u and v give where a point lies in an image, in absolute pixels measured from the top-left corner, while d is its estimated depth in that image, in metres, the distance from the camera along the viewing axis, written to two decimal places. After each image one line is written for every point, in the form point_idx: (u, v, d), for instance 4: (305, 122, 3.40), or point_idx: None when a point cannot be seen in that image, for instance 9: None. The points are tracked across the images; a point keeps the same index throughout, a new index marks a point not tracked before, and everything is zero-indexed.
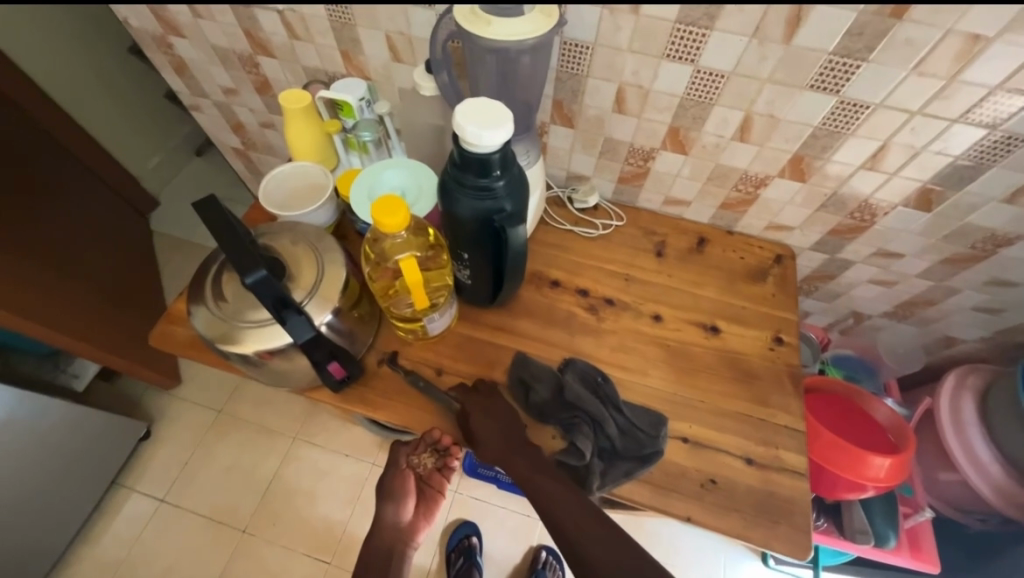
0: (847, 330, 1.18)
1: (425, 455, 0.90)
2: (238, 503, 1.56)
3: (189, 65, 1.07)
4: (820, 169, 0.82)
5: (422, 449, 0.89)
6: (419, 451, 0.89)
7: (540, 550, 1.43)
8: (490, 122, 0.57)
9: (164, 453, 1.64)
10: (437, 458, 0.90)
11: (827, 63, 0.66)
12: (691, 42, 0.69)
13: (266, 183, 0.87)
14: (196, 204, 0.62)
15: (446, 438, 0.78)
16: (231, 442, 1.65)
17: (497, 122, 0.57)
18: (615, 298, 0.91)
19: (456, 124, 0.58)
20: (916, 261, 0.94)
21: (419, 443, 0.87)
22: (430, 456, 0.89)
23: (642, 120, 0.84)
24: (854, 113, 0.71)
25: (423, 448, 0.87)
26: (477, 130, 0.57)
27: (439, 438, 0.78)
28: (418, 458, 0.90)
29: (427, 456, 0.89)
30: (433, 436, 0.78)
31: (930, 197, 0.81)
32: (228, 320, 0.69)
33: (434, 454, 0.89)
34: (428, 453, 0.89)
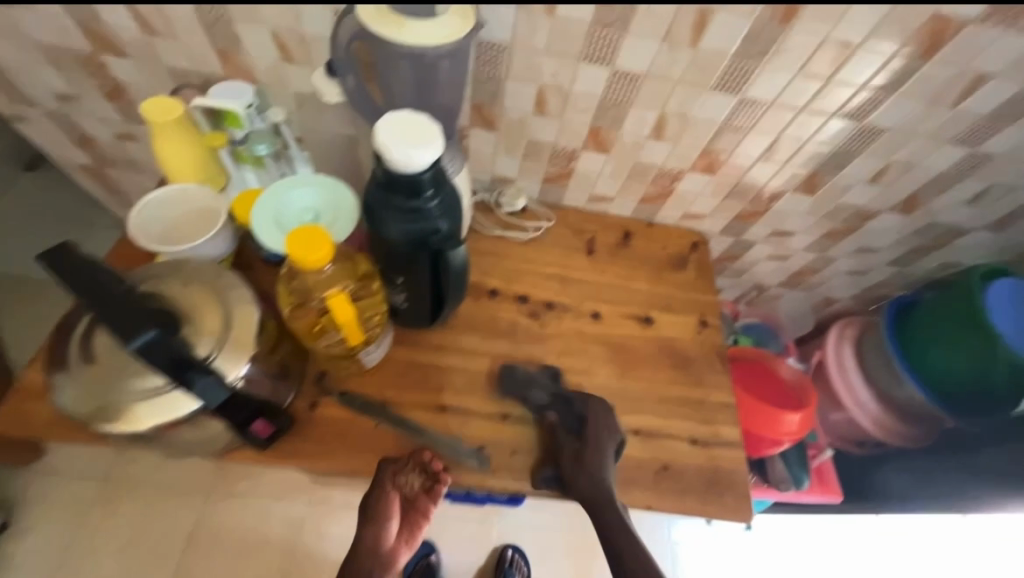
0: (751, 301, 1.32)
1: (412, 474, 0.72)
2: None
3: (3, 66, 0.85)
4: (726, 162, 0.88)
5: (410, 469, 0.72)
6: (407, 471, 0.72)
7: (506, 549, 1.41)
8: (418, 140, 0.52)
9: (35, 543, 1.34)
10: (427, 479, 0.73)
11: (729, 67, 0.71)
12: (607, 45, 0.70)
13: (135, 214, 0.72)
14: (41, 256, 0.48)
15: (438, 463, 0.72)
16: (125, 515, 1.39)
17: (427, 140, 0.52)
18: (554, 301, 0.91)
19: (379, 142, 0.52)
20: (804, 237, 1.06)
21: (406, 460, 0.72)
22: (419, 475, 0.73)
23: (564, 122, 0.83)
24: (754, 110, 0.78)
25: (411, 466, 0.72)
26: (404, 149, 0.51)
27: (427, 459, 0.72)
28: (404, 478, 0.72)
29: (416, 475, 0.72)
30: (421, 456, 0.72)
31: (814, 183, 0.91)
32: (108, 392, 0.55)
33: (424, 475, 0.73)
34: (416, 474, 0.72)
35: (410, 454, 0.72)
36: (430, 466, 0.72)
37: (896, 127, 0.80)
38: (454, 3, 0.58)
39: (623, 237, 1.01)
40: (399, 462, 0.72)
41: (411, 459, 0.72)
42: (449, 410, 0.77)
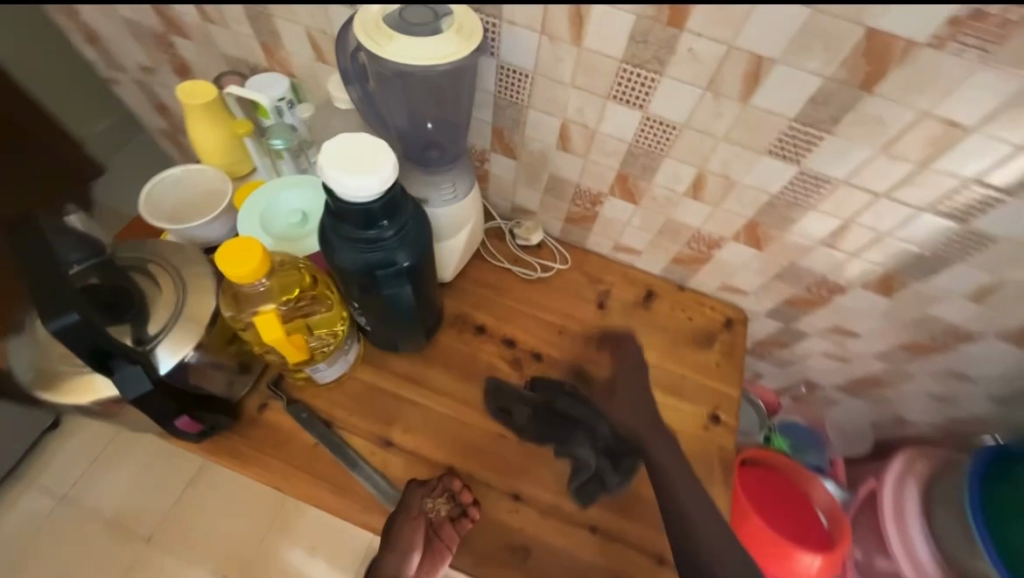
0: (799, 397, 1.11)
1: (439, 501, 0.68)
2: (147, 505, 1.30)
3: (99, 35, 0.94)
4: (778, 239, 0.73)
5: (437, 493, 0.68)
6: (434, 494, 0.68)
7: None
8: (358, 167, 0.47)
9: None
10: (454, 507, 0.68)
11: (788, 130, 0.58)
12: (640, 87, 0.60)
13: (150, 186, 0.75)
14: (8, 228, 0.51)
15: (467, 495, 0.69)
16: None
17: (370, 170, 0.46)
18: (543, 353, 0.81)
19: (320, 170, 0.47)
20: (873, 342, 0.87)
21: (435, 482, 0.69)
22: (446, 504, 0.68)
23: (589, 162, 0.74)
24: (818, 185, 0.63)
25: (439, 490, 0.68)
26: (338, 176, 0.46)
27: (457, 486, 0.69)
28: (430, 504, 0.68)
29: (442, 504, 0.68)
30: (450, 482, 0.69)
31: (891, 283, 0.74)
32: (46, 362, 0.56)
33: (452, 503, 0.68)
34: (444, 501, 0.68)
35: (440, 477, 0.69)
36: (458, 495, 0.68)
37: (1014, 237, 0.62)
38: (457, 21, 0.53)
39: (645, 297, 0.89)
40: (427, 484, 0.68)
41: (440, 482, 0.69)
42: (394, 447, 0.71)
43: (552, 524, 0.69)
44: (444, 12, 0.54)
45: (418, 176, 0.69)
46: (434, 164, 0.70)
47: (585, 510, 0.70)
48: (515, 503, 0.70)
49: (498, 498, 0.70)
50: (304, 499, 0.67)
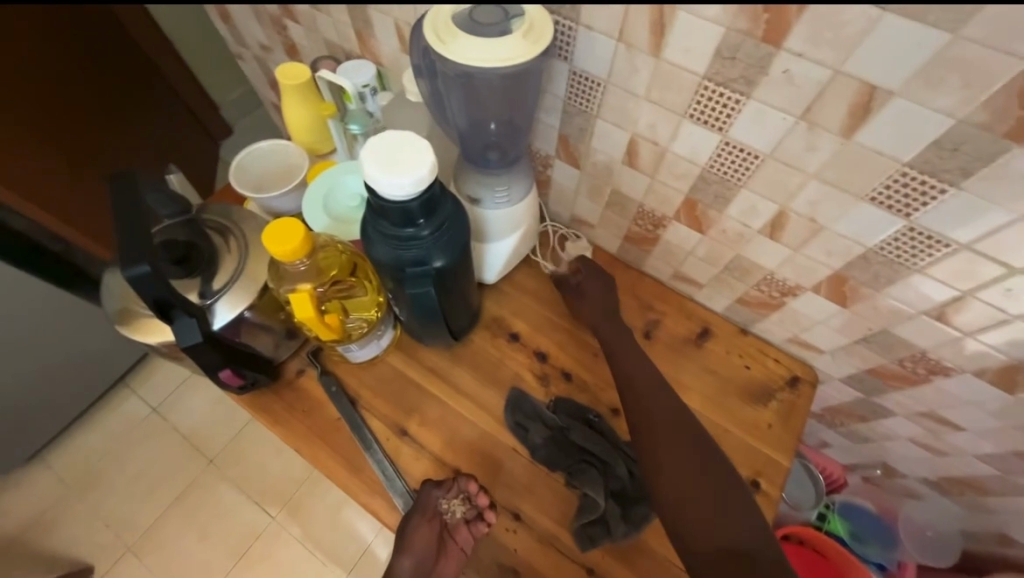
0: (871, 478, 0.96)
1: (455, 501, 0.68)
2: (214, 430, 1.47)
3: (230, 14, 1.05)
4: (869, 298, 0.62)
5: (452, 494, 0.68)
6: (449, 495, 0.68)
7: None
8: (396, 166, 0.47)
9: None
10: (470, 508, 0.68)
11: (898, 176, 0.48)
12: (722, 108, 0.53)
13: (240, 157, 0.83)
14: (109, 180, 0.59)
15: (483, 498, 0.68)
16: None
17: (407, 170, 0.46)
18: (574, 374, 0.78)
19: (364, 167, 0.47)
20: (979, 440, 0.72)
21: (450, 484, 0.69)
22: (461, 504, 0.68)
23: (655, 182, 0.68)
24: (929, 246, 0.52)
25: (454, 491, 0.68)
26: (378, 175, 0.46)
27: (471, 489, 0.68)
28: (445, 504, 0.68)
29: (458, 505, 0.68)
30: (465, 484, 0.68)
31: (1015, 375, 0.60)
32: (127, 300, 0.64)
33: (467, 504, 0.68)
34: (459, 501, 0.68)
35: (453, 478, 0.69)
36: (474, 497, 0.68)
37: None
38: (527, 24, 0.51)
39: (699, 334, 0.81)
40: (443, 486, 0.68)
41: (455, 484, 0.69)
42: (407, 437, 0.73)
43: (547, 553, 0.67)
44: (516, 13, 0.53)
45: (475, 177, 0.69)
46: (492, 166, 0.70)
47: (585, 548, 0.66)
48: (513, 522, 0.69)
49: (498, 513, 0.69)
50: (319, 467, 0.72)
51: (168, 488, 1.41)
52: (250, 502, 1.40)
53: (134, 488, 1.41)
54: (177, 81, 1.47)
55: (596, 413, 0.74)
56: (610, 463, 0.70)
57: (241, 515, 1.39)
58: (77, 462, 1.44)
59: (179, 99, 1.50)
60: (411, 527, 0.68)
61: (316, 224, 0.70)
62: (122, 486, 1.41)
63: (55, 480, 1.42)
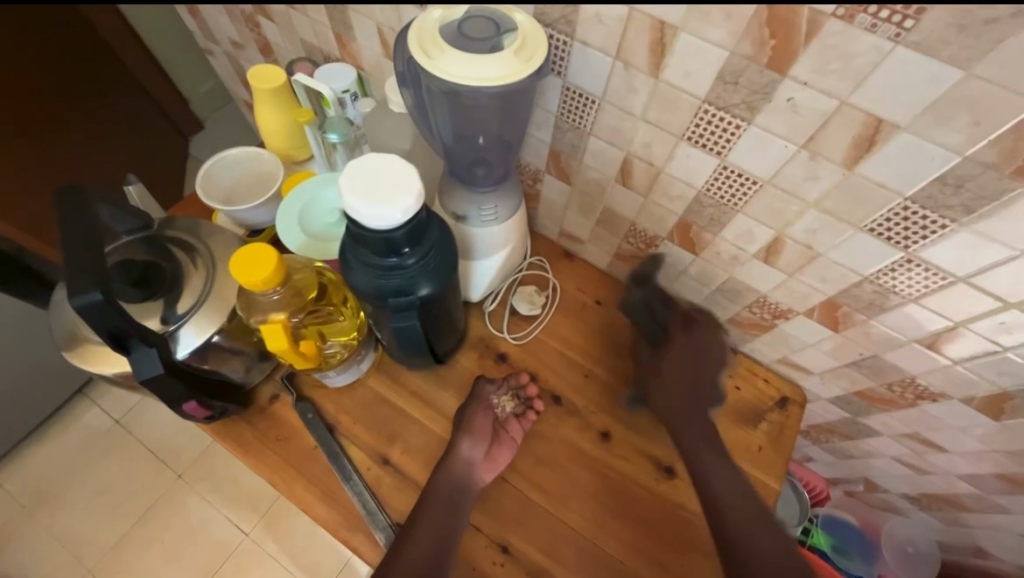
0: (853, 492, 0.97)
1: (505, 397, 0.73)
2: (184, 443, 1.40)
3: (200, 9, 0.99)
4: (861, 325, 0.62)
5: (503, 390, 0.73)
6: (500, 391, 0.73)
7: None
8: (378, 195, 0.43)
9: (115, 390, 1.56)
10: (518, 404, 0.73)
11: (899, 210, 0.48)
12: (720, 132, 0.51)
13: (209, 165, 0.77)
14: (53, 195, 0.53)
15: (530, 391, 0.74)
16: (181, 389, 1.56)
17: (390, 200, 0.43)
18: (564, 397, 0.75)
19: (342, 196, 0.43)
20: (963, 461, 0.72)
21: (500, 382, 0.74)
22: (510, 401, 0.73)
23: (648, 202, 0.66)
24: (926, 277, 0.52)
25: (504, 387, 0.74)
26: (360, 207, 0.43)
27: (521, 383, 0.74)
28: (497, 399, 0.72)
29: (508, 399, 0.73)
30: (515, 381, 0.74)
31: (1003, 404, 0.60)
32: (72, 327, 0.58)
33: (517, 400, 0.74)
34: (509, 397, 0.73)
35: (502, 378, 0.74)
36: (523, 392, 0.74)
37: None
38: (520, 41, 0.48)
39: (712, 359, 0.73)
40: (495, 381, 0.73)
41: (505, 382, 0.74)
42: (389, 467, 0.69)
43: None
44: (508, 28, 0.49)
45: (461, 194, 0.66)
46: (481, 183, 0.67)
47: None
48: (501, 555, 0.66)
49: (486, 545, 0.66)
50: (294, 500, 0.67)
51: (134, 504, 1.34)
52: (222, 518, 1.33)
53: (97, 506, 1.33)
54: (142, 75, 1.38)
55: (586, 439, 0.72)
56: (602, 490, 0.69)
57: (212, 531, 1.32)
58: (32, 478, 1.35)
59: (143, 92, 1.40)
60: (467, 415, 0.70)
61: (291, 241, 0.65)
62: (83, 504, 1.33)
63: (9, 498, 1.33)
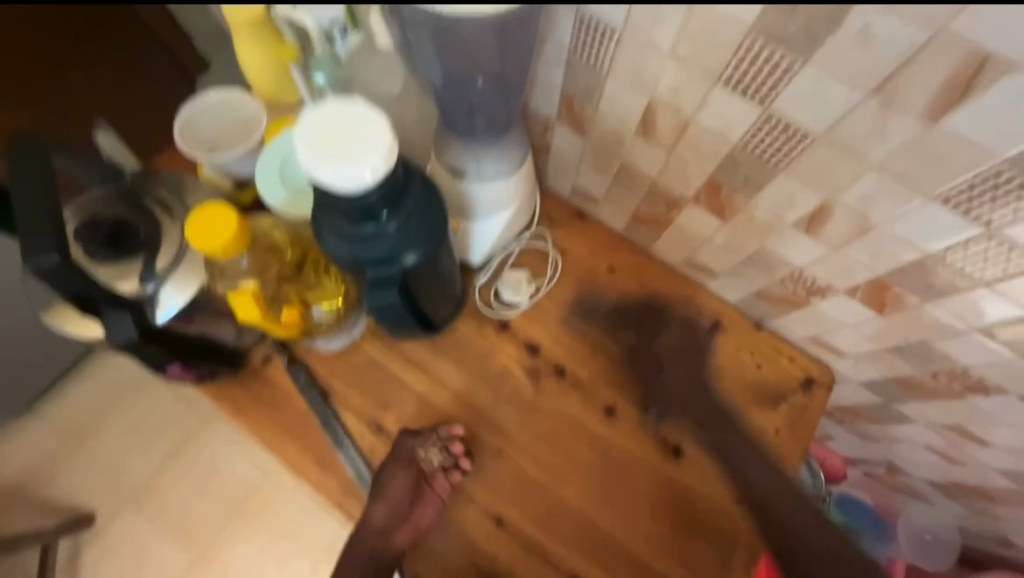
0: (873, 474, 0.92)
1: (432, 450, 0.66)
2: None
3: None
4: (911, 308, 0.53)
5: (429, 443, 0.66)
6: (427, 444, 0.66)
7: None
8: (343, 152, 0.37)
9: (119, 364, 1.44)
10: (446, 459, 0.66)
11: (986, 175, 0.38)
12: (768, 74, 0.42)
13: (186, 112, 0.69)
14: (6, 141, 0.48)
15: (458, 447, 0.66)
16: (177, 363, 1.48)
17: (357, 157, 0.36)
18: (568, 369, 0.71)
19: (301, 156, 0.37)
20: (1004, 456, 0.66)
21: (428, 433, 0.66)
22: (438, 454, 0.65)
23: (674, 158, 0.57)
24: (1003, 260, 0.43)
25: (431, 440, 0.66)
26: (321, 168, 0.36)
27: (450, 435, 0.66)
28: (423, 453, 0.65)
29: (435, 454, 0.65)
30: (443, 433, 0.66)
31: None
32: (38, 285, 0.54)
33: (444, 454, 0.65)
34: (436, 450, 0.66)
35: (432, 429, 0.67)
36: (451, 446, 0.66)
37: None
38: None
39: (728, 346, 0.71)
40: (420, 435, 0.66)
41: (433, 433, 0.66)
42: (383, 434, 0.68)
43: (530, 559, 0.64)
44: None
45: (458, 147, 0.59)
46: (480, 134, 0.59)
47: (568, 554, 0.64)
48: (494, 526, 0.65)
49: (478, 514, 0.66)
50: (288, 463, 0.67)
51: (162, 445, 1.39)
52: (244, 459, 1.38)
53: (129, 444, 1.38)
54: None
55: (588, 414, 0.69)
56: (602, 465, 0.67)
57: (236, 471, 1.37)
58: (66, 416, 1.40)
59: None
60: (388, 472, 0.66)
61: (273, 197, 0.59)
62: (114, 442, 1.38)
63: (49, 433, 1.39)
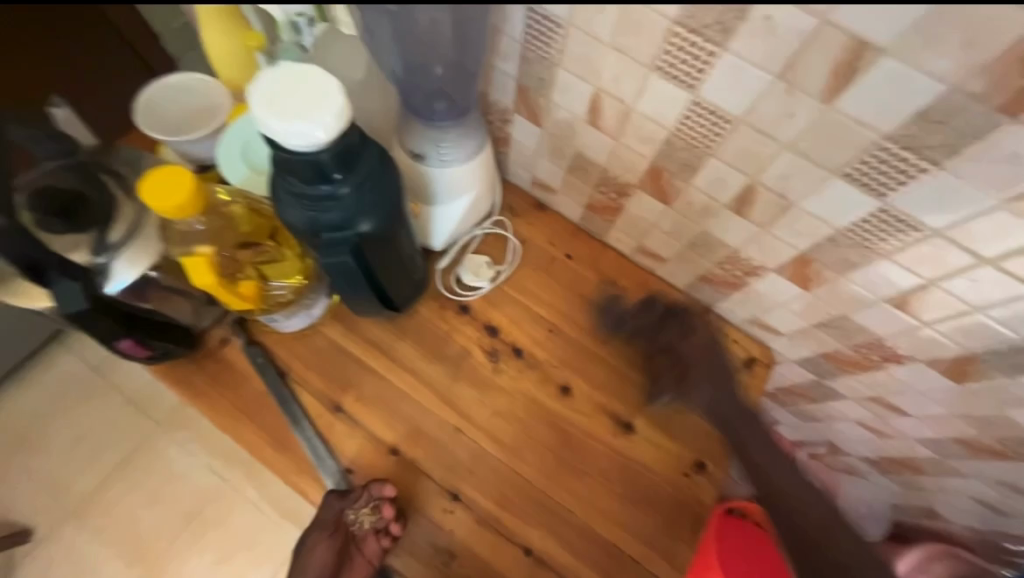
0: (817, 455, 0.97)
1: (364, 510, 0.65)
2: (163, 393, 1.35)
3: None
4: (830, 282, 0.59)
5: (362, 502, 0.65)
6: (358, 505, 0.66)
7: None
8: (295, 109, 0.39)
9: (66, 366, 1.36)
10: (377, 522, 0.65)
11: (877, 151, 0.44)
12: (692, 62, 0.47)
13: (150, 92, 0.69)
14: None
15: (388, 510, 0.65)
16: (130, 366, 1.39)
17: (307, 114, 0.39)
18: (526, 350, 0.73)
19: (255, 114, 0.39)
20: (922, 426, 0.72)
21: (360, 493, 0.66)
22: (370, 515, 0.65)
23: (619, 145, 0.61)
24: (897, 230, 0.49)
25: (363, 499, 0.66)
26: (274, 123, 0.39)
27: (382, 496, 0.65)
28: (353, 515, 0.66)
29: (366, 515, 0.65)
30: (376, 491, 0.65)
31: (966, 367, 0.58)
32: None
33: (375, 515, 0.65)
34: (367, 510, 0.65)
35: (364, 487, 0.66)
36: (382, 508, 0.65)
37: None
38: None
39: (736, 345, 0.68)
40: (349, 496, 0.66)
41: (365, 491, 0.66)
42: (341, 414, 0.68)
43: (484, 533, 0.65)
44: None
45: (419, 131, 0.62)
46: (440, 118, 0.62)
47: (523, 529, 0.66)
48: (451, 502, 0.66)
49: (435, 491, 0.67)
50: (243, 444, 0.67)
51: (110, 453, 1.30)
52: (200, 465, 1.28)
53: (77, 451, 1.31)
54: None
55: (543, 392, 0.71)
56: (558, 440, 0.70)
57: (190, 481, 1.27)
58: (8, 421, 1.32)
59: None
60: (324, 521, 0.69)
61: (234, 174, 0.60)
62: (60, 449, 1.31)
63: None
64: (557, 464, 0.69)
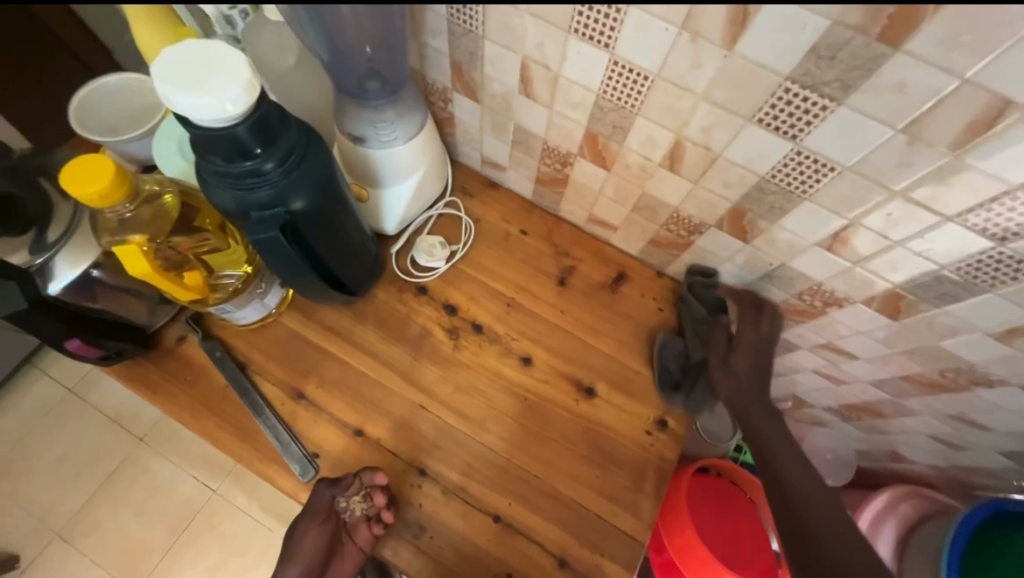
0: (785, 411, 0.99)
1: (355, 497, 0.65)
2: (143, 408, 1.34)
3: None
4: (766, 232, 0.61)
5: (352, 491, 0.65)
6: (348, 492, 0.65)
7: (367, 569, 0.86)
8: (197, 82, 0.40)
9: (40, 390, 1.34)
10: (368, 508, 0.65)
11: (782, 93, 0.46)
12: (604, 19, 0.48)
13: (84, 95, 0.68)
14: None
15: (380, 497, 0.64)
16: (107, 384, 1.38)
17: (208, 86, 0.40)
18: (486, 325, 0.75)
19: (163, 95, 0.41)
20: (872, 367, 0.73)
21: (351, 480, 0.65)
22: (361, 502, 0.65)
23: (554, 113, 0.63)
24: (816, 171, 0.51)
25: (354, 488, 0.65)
26: (179, 99, 0.40)
27: (373, 485, 0.65)
28: (344, 502, 0.66)
29: (357, 502, 0.65)
30: (366, 479, 0.65)
31: (899, 302, 0.60)
32: None
33: (367, 502, 0.65)
34: (359, 498, 0.65)
35: (354, 475, 0.66)
36: (373, 496, 0.64)
37: None
38: None
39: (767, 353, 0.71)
40: (339, 484, 0.66)
41: (356, 479, 0.65)
42: (304, 402, 0.69)
43: (453, 504, 0.66)
44: None
45: (355, 113, 0.62)
46: (373, 98, 0.62)
47: (490, 497, 0.67)
48: (419, 477, 0.67)
49: (402, 468, 0.68)
50: (206, 437, 0.67)
51: (93, 473, 1.28)
52: (186, 477, 1.26)
53: (60, 472, 1.29)
54: None
55: (504, 364, 0.73)
56: (521, 410, 0.71)
57: (179, 492, 1.25)
58: None
59: None
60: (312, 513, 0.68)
61: (172, 169, 0.61)
62: (40, 473, 1.28)
63: None
64: (521, 431, 0.70)
